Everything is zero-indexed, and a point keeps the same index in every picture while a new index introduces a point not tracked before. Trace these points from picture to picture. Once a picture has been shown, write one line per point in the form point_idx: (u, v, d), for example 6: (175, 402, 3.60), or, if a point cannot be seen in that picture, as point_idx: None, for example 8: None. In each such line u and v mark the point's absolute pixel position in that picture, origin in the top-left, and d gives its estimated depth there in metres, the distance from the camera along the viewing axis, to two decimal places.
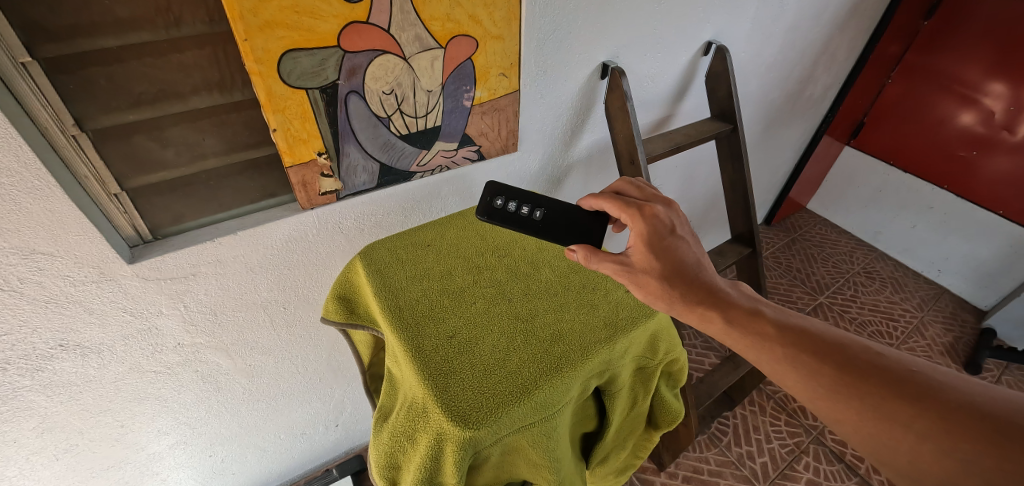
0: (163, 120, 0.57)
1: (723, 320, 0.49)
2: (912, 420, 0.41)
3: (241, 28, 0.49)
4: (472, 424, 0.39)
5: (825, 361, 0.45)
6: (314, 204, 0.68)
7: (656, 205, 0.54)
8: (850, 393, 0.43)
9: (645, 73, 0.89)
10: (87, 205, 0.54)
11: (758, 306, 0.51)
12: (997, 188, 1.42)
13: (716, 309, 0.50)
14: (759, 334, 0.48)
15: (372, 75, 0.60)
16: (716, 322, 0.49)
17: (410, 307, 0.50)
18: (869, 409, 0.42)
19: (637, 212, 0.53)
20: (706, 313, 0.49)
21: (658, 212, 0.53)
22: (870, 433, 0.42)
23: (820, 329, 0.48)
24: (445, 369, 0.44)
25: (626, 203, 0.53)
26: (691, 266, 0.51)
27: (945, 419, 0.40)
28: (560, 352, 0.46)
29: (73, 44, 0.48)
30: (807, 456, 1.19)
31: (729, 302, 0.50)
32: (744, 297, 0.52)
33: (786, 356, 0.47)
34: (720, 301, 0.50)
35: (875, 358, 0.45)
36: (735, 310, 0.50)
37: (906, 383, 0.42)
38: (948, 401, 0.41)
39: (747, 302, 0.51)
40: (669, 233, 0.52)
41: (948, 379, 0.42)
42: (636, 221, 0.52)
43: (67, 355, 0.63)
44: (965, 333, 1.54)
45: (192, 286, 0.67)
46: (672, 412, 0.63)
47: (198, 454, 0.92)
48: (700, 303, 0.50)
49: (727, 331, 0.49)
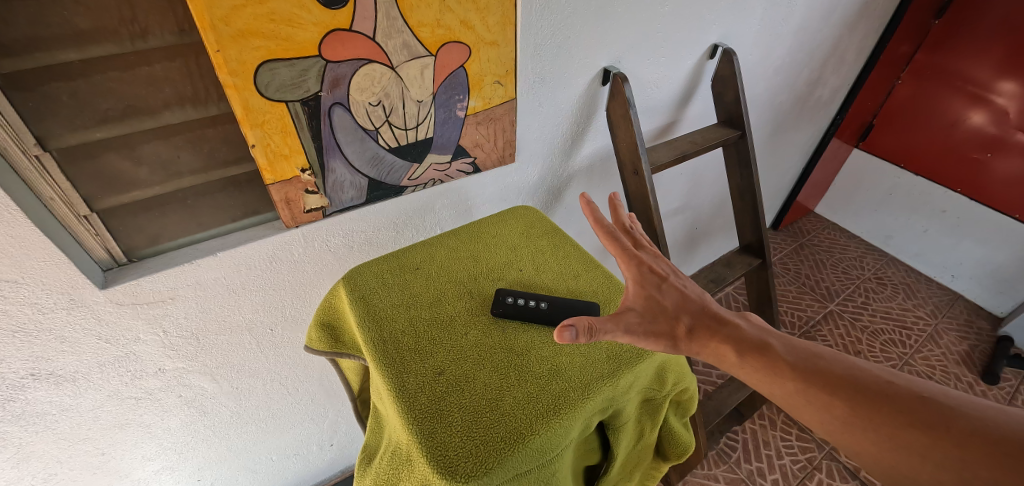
0: (134, 137, 0.53)
1: (735, 354, 0.46)
2: (927, 448, 0.39)
3: (213, 38, 0.46)
4: (461, 477, 0.35)
5: (836, 392, 0.43)
6: (298, 222, 0.64)
7: (647, 255, 0.52)
8: (865, 424, 0.41)
9: (648, 79, 0.85)
10: (54, 229, 0.51)
11: (766, 338, 0.48)
12: (1011, 191, 1.37)
13: (727, 344, 0.47)
14: (770, 368, 0.45)
15: (357, 85, 0.56)
16: (728, 357, 0.47)
17: (395, 340, 0.46)
18: (885, 439, 0.40)
19: (632, 260, 0.51)
20: (718, 348, 0.47)
21: (651, 262, 0.51)
22: (890, 466, 0.40)
23: (830, 357, 0.46)
24: (432, 412, 0.40)
25: (622, 250, 0.51)
26: (697, 308, 0.49)
27: (962, 447, 0.38)
28: (558, 390, 0.42)
29: (31, 58, 0.45)
30: (820, 473, 1.14)
31: (738, 335, 0.47)
32: (753, 329, 0.49)
33: (798, 389, 0.44)
34: (729, 334, 0.47)
35: (886, 385, 0.43)
36: (747, 343, 0.47)
37: (919, 411, 0.40)
38: (963, 426, 0.39)
39: (755, 335, 0.48)
40: (665, 282, 0.50)
41: (961, 402, 0.40)
42: (632, 269, 0.50)
43: (39, 384, 0.60)
44: (981, 341, 1.48)
45: (170, 310, 0.63)
46: (681, 444, 0.59)
47: (186, 478, 0.88)
48: (711, 336, 0.47)
49: (739, 366, 0.46)
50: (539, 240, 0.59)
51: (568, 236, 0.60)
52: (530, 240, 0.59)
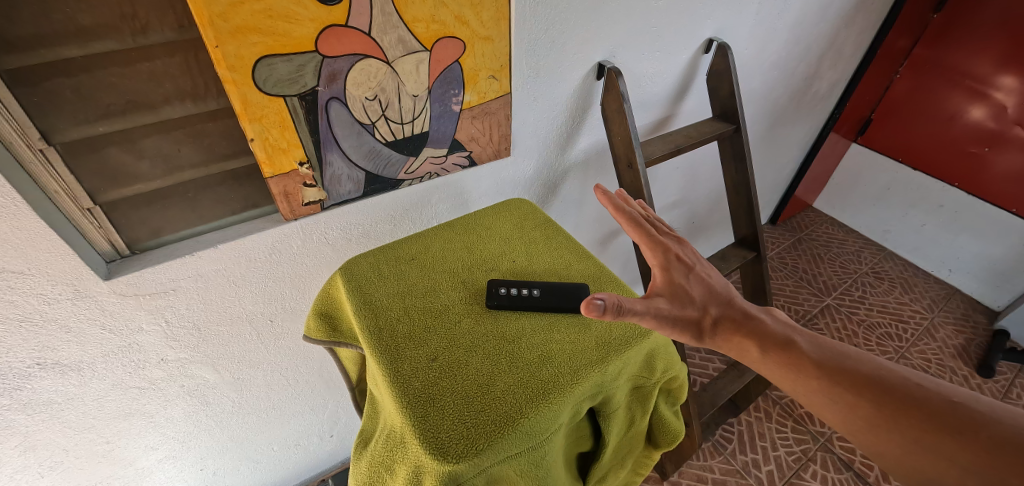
0: (135, 131, 0.55)
1: (759, 350, 0.49)
2: (954, 453, 0.40)
3: (212, 34, 0.47)
4: (452, 458, 0.37)
5: (862, 394, 0.45)
6: (297, 215, 0.65)
7: (672, 244, 0.54)
8: (892, 426, 0.43)
9: (643, 73, 0.86)
10: (57, 221, 0.52)
11: (792, 335, 0.50)
12: (1008, 185, 1.38)
13: (751, 340, 0.49)
14: (795, 366, 0.47)
15: (353, 80, 0.57)
16: (752, 353, 0.49)
17: (390, 328, 0.47)
18: (910, 441, 0.42)
19: (658, 250, 0.52)
20: (741, 344, 0.49)
21: (675, 250, 0.53)
22: (913, 466, 0.42)
23: (857, 358, 0.47)
24: (424, 396, 0.41)
25: (645, 239, 0.53)
26: (720, 300, 0.52)
27: (989, 453, 0.39)
28: (547, 376, 0.43)
29: (34, 54, 0.46)
30: (814, 464, 1.15)
31: (764, 331, 0.50)
32: (779, 325, 0.51)
33: (822, 388, 0.46)
34: (754, 328, 0.50)
35: (914, 389, 0.44)
36: (770, 340, 0.49)
37: (947, 416, 0.42)
38: (991, 433, 0.40)
39: (781, 331, 0.50)
40: (689, 271, 0.52)
41: (990, 409, 0.41)
42: (657, 257, 0.52)
43: (46, 374, 0.61)
44: (977, 335, 1.49)
45: (172, 301, 0.64)
46: (672, 431, 0.60)
47: (188, 468, 0.90)
48: (735, 331, 0.50)
49: (763, 362, 0.49)
50: (532, 232, 0.60)
51: (561, 227, 0.61)
52: (524, 232, 0.60)
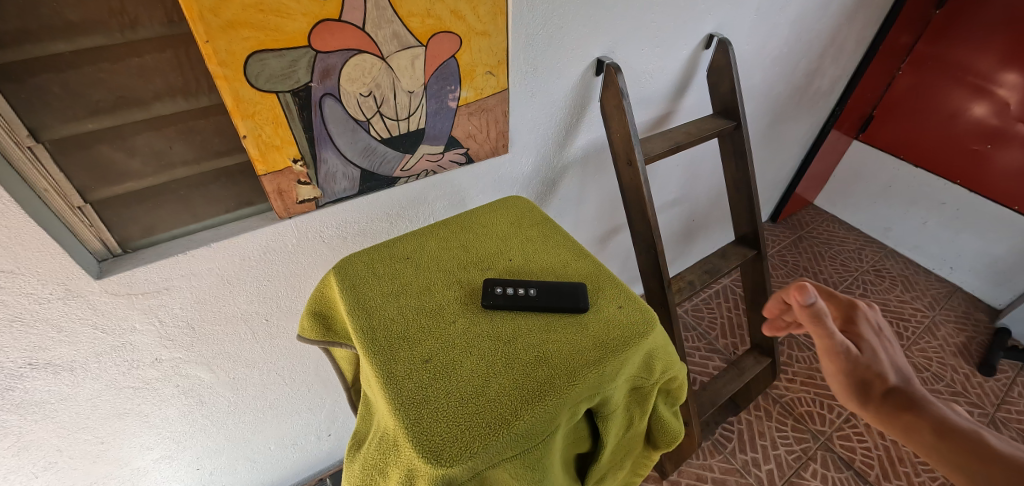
0: (126, 128, 0.54)
1: (932, 434, 0.45)
2: None
3: (202, 29, 0.46)
4: (445, 461, 0.36)
5: None
6: (291, 213, 0.65)
7: (869, 310, 0.55)
8: None
9: (642, 70, 0.85)
10: (46, 220, 0.51)
11: (986, 437, 0.43)
12: (1010, 182, 1.37)
13: (924, 421, 0.46)
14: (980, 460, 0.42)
15: (347, 76, 0.56)
16: (923, 434, 0.45)
17: (385, 328, 0.46)
18: None
19: (848, 312, 0.54)
20: (911, 421, 0.46)
21: (865, 313, 0.54)
22: None
23: None
24: (417, 398, 0.40)
25: (840, 303, 0.56)
26: (905, 377, 0.50)
27: None
28: (543, 378, 0.42)
29: (20, 49, 0.45)
30: (815, 463, 1.14)
31: (943, 419, 0.45)
32: (972, 425, 0.45)
33: None
34: (928, 411, 0.46)
35: None
36: (950, 428, 0.45)
37: None
38: None
39: (971, 430, 0.44)
40: (869, 336, 0.53)
41: None
42: (846, 314, 0.55)
43: (38, 374, 0.61)
44: (979, 333, 1.47)
45: (166, 301, 0.64)
46: (671, 432, 0.59)
47: (185, 468, 0.89)
48: (907, 405, 0.47)
49: (937, 448, 0.44)
50: (529, 230, 0.59)
51: (558, 225, 0.61)
52: (520, 230, 0.60)
